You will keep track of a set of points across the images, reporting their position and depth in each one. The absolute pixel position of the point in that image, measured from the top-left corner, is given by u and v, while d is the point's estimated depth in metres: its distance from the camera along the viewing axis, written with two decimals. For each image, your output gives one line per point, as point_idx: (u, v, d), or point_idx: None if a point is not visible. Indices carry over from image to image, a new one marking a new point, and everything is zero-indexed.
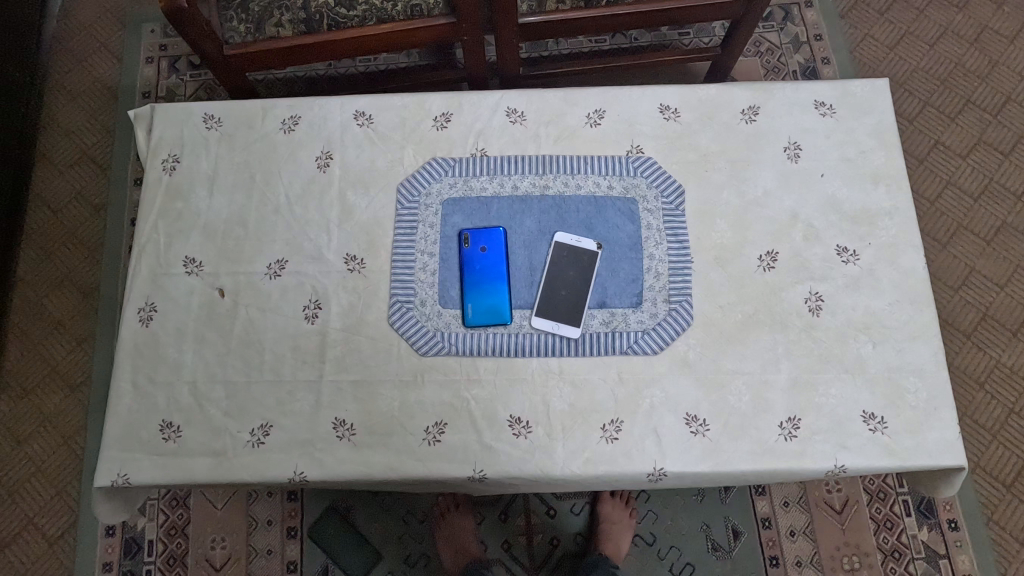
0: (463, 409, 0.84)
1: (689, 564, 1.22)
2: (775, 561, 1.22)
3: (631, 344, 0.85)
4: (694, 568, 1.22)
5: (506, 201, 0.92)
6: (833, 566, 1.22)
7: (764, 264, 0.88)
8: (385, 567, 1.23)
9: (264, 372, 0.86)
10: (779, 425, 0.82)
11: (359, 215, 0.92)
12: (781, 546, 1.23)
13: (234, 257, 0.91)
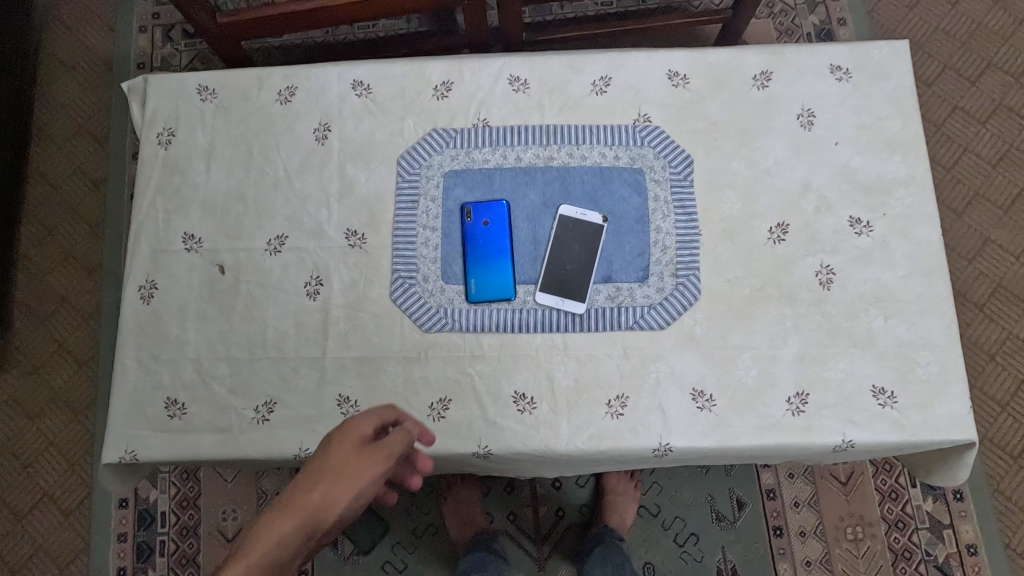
0: (467, 385, 0.83)
1: (693, 535, 1.24)
2: (779, 532, 1.23)
3: (636, 319, 0.84)
4: (698, 538, 1.23)
5: (509, 174, 0.90)
6: (837, 536, 1.23)
7: (774, 237, 0.86)
8: (394, 537, 1.25)
9: (268, 349, 0.85)
10: (787, 400, 0.81)
11: (359, 189, 0.90)
12: (785, 517, 1.24)
13: (233, 233, 0.89)
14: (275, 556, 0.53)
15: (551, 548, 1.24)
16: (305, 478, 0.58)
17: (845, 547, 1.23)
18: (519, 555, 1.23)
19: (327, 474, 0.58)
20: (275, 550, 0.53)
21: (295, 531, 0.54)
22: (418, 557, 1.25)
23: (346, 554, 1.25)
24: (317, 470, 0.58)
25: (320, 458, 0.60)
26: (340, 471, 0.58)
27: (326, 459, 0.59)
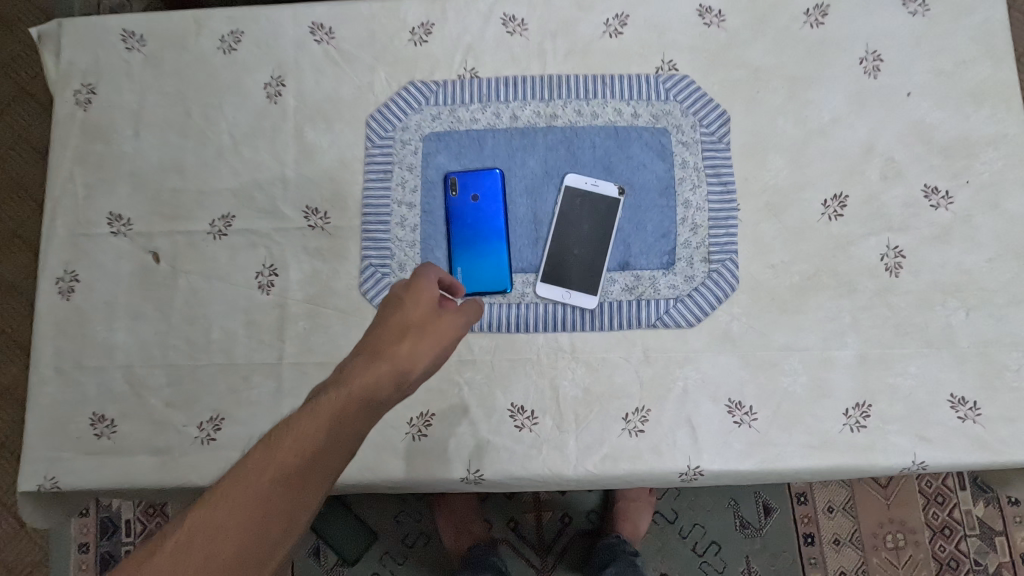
0: (453, 396, 0.68)
1: (714, 544, 1.11)
2: (810, 539, 1.10)
3: (660, 315, 0.69)
4: (720, 547, 1.11)
5: (504, 137, 0.74)
6: (877, 544, 1.10)
7: (830, 213, 0.70)
8: (381, 547, 1.13)
9: (213, 353, 0.71)
10: (844, 413, 0.66)
11: (321, 158, 0.74)
12: (818, 524, 1.11)
13: (169, 212, 0.74)
14: (371, 396, 0.45)
15: (555, 558, 1.12)
16: (390, 323, 0.49)
17: (884, 557, 1.10)
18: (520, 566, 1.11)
19: (412, 323, 0.49)
20: (371, 390, 0.45)
21: (389, 375, 0.46)
22: (408, 568, 1.13)
23: (329, 565, 1.13)
24: (399, 319, 0.49)
25: (398, 306, 0.50)
26: (423, 322, 0.49)
27: (403, 312, 0.49)
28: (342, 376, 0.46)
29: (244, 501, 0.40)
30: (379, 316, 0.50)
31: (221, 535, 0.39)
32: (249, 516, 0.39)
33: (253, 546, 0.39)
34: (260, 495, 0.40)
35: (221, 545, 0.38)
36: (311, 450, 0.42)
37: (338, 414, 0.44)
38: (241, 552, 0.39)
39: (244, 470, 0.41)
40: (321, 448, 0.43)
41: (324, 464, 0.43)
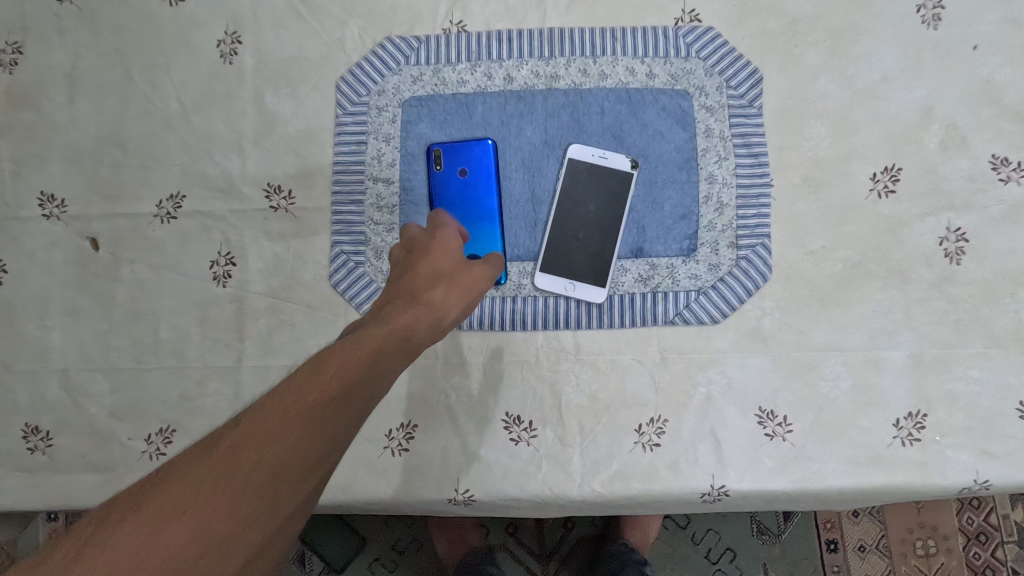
0: (439, 404, 0.59)
1: (729, 551, 1.02)
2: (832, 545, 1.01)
3: (679, 310, 0.59)
4: (735, 555, 1.02)
5: (497, 102, 0.63)
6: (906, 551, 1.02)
7: (880, 190, 0.59)
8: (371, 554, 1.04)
9: (161, 355, 0.61)
10: (894, 424, 0.57)
11: (285, 128, 0.64)
12: (841, 529, 1.02)
13: (110, 191, 0.64)
14: (410, 333, 0.41)
15: (558, 564, 1.03)
16: (420, 267, 0.47)
17: (913, 564, 1.02)
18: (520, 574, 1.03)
19: (443, 269, 0.47)
20: (409, 327, 0.41)
21: (425, 315, 0.43)
22: None
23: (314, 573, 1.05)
24: (428, 264, 0.47)
25: (426, 252, 0.48)
26: (453, 267, 0.48)
27: (432, 260, 0.47)
28: (374, 318, 0.42)
29: (282, 422, 0.32)
30: (405, 265, 0.48)
31: (255, 459, 0.30)
32: (287, 442, 0.31)
33: (291, 479, 0.31)
34: (302, 417, 0.33)
35: (253, 475, 0.30)
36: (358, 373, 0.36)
37: (379, 346, 0.39)
38: (277, 487, 0.31)
39: (276, 395, 0.34)
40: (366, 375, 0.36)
41: (368, 392, 0.36)
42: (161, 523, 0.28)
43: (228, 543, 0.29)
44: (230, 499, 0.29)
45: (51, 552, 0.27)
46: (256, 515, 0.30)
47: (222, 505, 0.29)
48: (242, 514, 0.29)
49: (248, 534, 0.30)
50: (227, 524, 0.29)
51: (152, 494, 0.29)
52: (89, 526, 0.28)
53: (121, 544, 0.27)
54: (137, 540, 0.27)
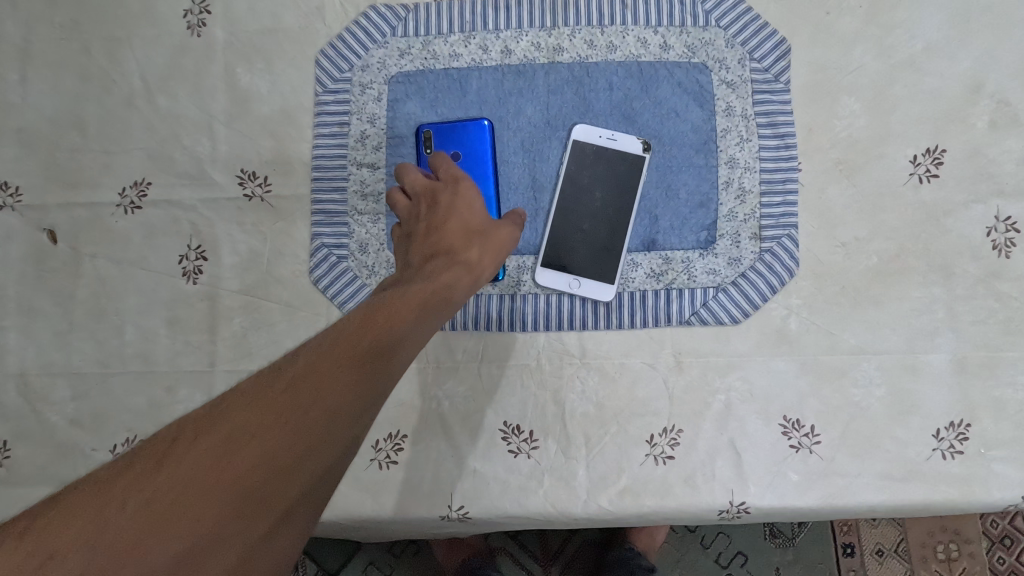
0: (431, 413, 0.54)
1: (742, 555, 0.90)
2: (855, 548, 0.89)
3: (696, 308, 0.53)
4: (750, 560, 0.89)
5: (493, 78, 0.57)
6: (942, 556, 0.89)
7: (920, 174, 0.53)
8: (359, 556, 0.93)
9: (127, 359, 0.56)
10: (935, 436, 0.51)
11: (259, 108, 0.58)
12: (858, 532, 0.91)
13: (68, 178, 0.58)
14: (449, 292, 0.42)
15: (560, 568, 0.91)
16: (454, 223, 0.47)
17: None
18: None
19: (475, 227, 0.47)
20: (450, 288, 0.42)
21: (464, 274, 0.44)
22: None
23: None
24: (461, 221, 0.47)
25: (457, 209, 0.47)
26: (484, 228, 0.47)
27: (466, 214, 0.47)
28: (414, 274, 0.43)
29: (336, 366, 0.32)
30: (433, 220, 0.47)
31: (312, 401, 0.31)
32: (341, 385, 0.32)
33: (343, 420, 0.31)
34: (352, 362, 0.33)
35: (309, 415, 0.30)
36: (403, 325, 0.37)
37: (423, 302, 0.40)
38: (331, 428, 0.31)
39: (330, 337, 0.35)
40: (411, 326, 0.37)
41: (411, 346, 0.37)
42: (225, 452, 0.29)
43: (284, 475, 0.29)
44: (287, 436, 0.30)
45: (126, 465, 0.28)
46: (310, 451, 0.30)
47: (280, 440, 0.29)
48: (296, 450, 0.30)
49: (302, 469, 0.30)
50: (284, 458, 0.29)
51: (217, 421, 0.30)
52: (160, 444, 0.29)
53: (188, 467, 0.28)
54: (203, 465, 0.28)
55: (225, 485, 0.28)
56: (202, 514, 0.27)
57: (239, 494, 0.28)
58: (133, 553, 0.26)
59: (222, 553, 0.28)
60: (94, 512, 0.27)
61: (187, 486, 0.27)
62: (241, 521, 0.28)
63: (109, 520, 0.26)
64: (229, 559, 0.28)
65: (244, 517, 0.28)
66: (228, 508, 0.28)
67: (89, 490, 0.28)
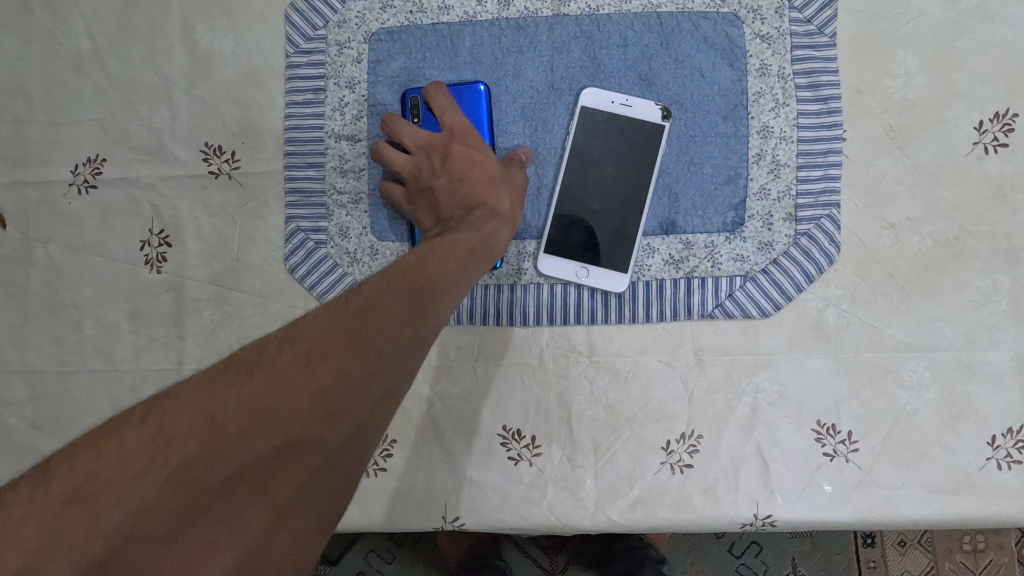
0: (422, 416, 0.48)
1: (755, 544, 0.68)
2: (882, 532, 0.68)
3: (721, 299, 0.47)
4: (762, 550, 0.68)
5: (490, 34, 0.49)
6: (981, 547, 0.67)
7: (987, 143, 0.46)
8: (368, 542, 0.71)
9: (86, 357, 0.50)
10: (991, 444, 0.45)
11: (223, 72, 0.51)
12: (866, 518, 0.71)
13: (13, 154, 0.51)
14: (490, 238, 0.41)
15: (568, 556, 0.69)
16: (478, 171, 0.44)
17: None
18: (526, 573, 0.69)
19: (497, 172, 0.45)
20: (494, 238, 0.41)
21: (503, 224, 0.42)
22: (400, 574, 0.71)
23: None
24: (481, 167, 0.44)
25: (474, 158, 0.44)
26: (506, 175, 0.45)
27: (487, 158, 0.45)
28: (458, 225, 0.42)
29: (397, 299, 0.32)
30: (453, 172, 0.44)
31: (380, 327, 0.31)
32: (400, 315, 0.32)
33: (405, 345, 0.31)
34: (412, 297, 0.33)
35: (378, 336, 0.31)
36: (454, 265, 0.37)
37: (469, 248, 0.39)
38: (396, 352, 0.31)
39: (383, 277, 0.34)
40: (461, 265, 0.37)
41: (460, 287, 0.37)
42: (306, 366, 0.29)
43: (360, 392, 0.29)
44: (359, 356, 0.30)
45: (219, 372, 0.29)
46: (381, 371, 0.30)
47: (351, 360, 0.29)
48: (364, 373, 0.29)
49: (374, 388, 0.30)
50: (354, 379, 0.29)
51: (299, 338, 0.30)
52: (248, 357, 0.30)
53: (275, 377, 0.28)
54: (289, 376, 0.29)
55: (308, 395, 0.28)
56: (288, 419, 0.28)
57: (321, 403, 0.28)
58: (232, 449, 0.27)
59: (306, 457, 0.28)
60: (196, 408, 0.27)
61: (273, 393, 0.28)
62: (322, 430, 0.28)
63: (212, 417, 0.27)
64: (311, 464, 0.28)
65: (325, 427, 0.28)
66: (310, 416, 0.28)
67: (188, 390, 0.28)
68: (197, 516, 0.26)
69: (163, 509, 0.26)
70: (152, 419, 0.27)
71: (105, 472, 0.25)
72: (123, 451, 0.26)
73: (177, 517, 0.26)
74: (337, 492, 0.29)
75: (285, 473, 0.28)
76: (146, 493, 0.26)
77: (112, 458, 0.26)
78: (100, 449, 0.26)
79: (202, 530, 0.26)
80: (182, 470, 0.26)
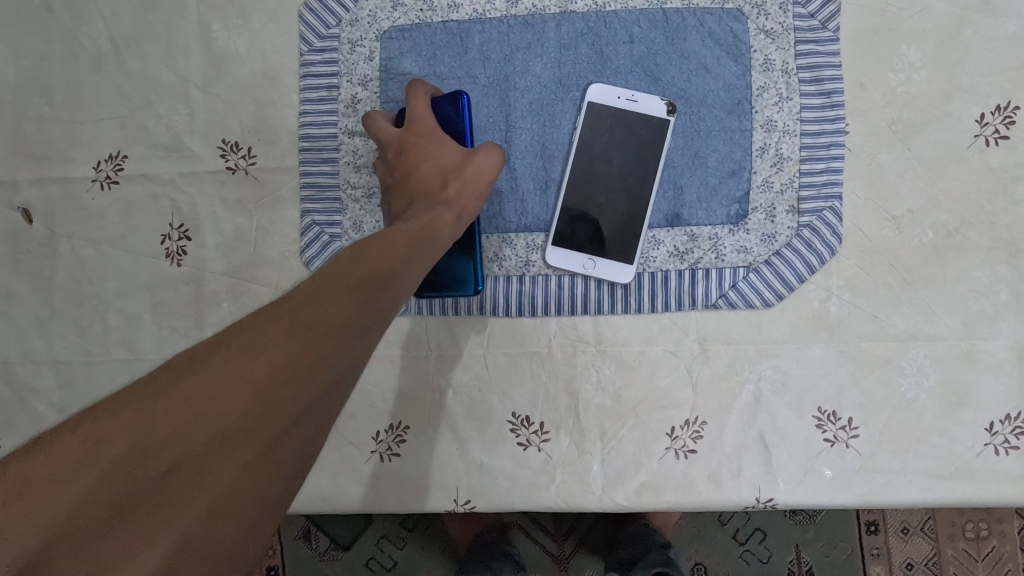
0: (434, 403, 0.50)
1: (759, 531, 0.70)
2: (885, 520, 0.69)
3: (723, 290, 0.48)
4: (766, 537, 0.69)
5: (498, 31, 0.50)
6: (984, 535, 0.68)
7: (988, 135, 0.46)
8: (382, 528, 0.72)
9: (110, 346, 0.52)
10: (989, 431, 0.46)
11: (239, 70, 0.52)
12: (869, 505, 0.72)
13: (38, 151, 0.53)
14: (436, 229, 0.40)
15: (575, 542, 0.71)
16: (427, 165, 0.44)
17: None
18: (535, 558, 0.71)
19: (448, 164, 0.44)
20: (435, 227, 0.40)
21: (445, 210, 0.41)
22: (413, 559, 0.72)
23: (321, 552, 0.73)
24: (432, 161, 0.44)
25: (425, 152, 0.44)
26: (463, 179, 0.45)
27: (436, 151, 0.44)
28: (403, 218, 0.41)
29: (336, 291, 0.32)
30: (403, 168, 0.44)
31: (319, 316, 0.30)
32: (342, 306, 0.31)
33: (349, 334, 0.31)
34: (352, 289, 0.32)
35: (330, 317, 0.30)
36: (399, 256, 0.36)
37: (408, 243, 0.37)
38: (345, 334, 0.30)
39: (324, 273, 0.33)
40: (406, 256, 0.36)
41: (405, 279, 0.36)
42: (242, 357, 0.27)
43: (309, 373, 0.28)
44: (299, 344, 0.29)
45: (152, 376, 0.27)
46: (322, 359, 0.29)
47: (292, 347, 0.28)
48: (307, 358, 0.28)
49: (316, 375, 0.29)
50: (297, 365, 0.28)
51: (236, 334, 0.29)
52: (182, 359, 0.28)
53: (211, 372, 0.27)
54: (224, 369, 0.27)
55: (261, 373, 0.27)
56: (227, 409, 0.26)
57: (260, 391, 0.27)
58: (168, 443, 0.25)
59: (246, 446, 0.27)
60: (135, 406, 0.26)
61: (229, 372, 0.27)
62: (264, 417, 0.27)
63: (146, 416, 0.26)
64: (253, 450, 0.27)
65: (267, 414, 0.27)
66: (264, 392, 0.27)
67: (123, 393, 0.26)
68: (132, 510, 0.24)
69: (97, 506, 0.24)
70: (87, 424, 0.25)
71: (40, 473, 0.24)
72: (57, 454, 0.24)
73: (111, 513, 0.24)
74: (286, 475, 0.28)
75: (241, 448, 0.27)
76: (78, 491, 0.24)
77: (47, 461, 0.24)
78: (36, 453, 0.25)
79: (140, 523, 0.24)
80: (117, 465, 0.25)
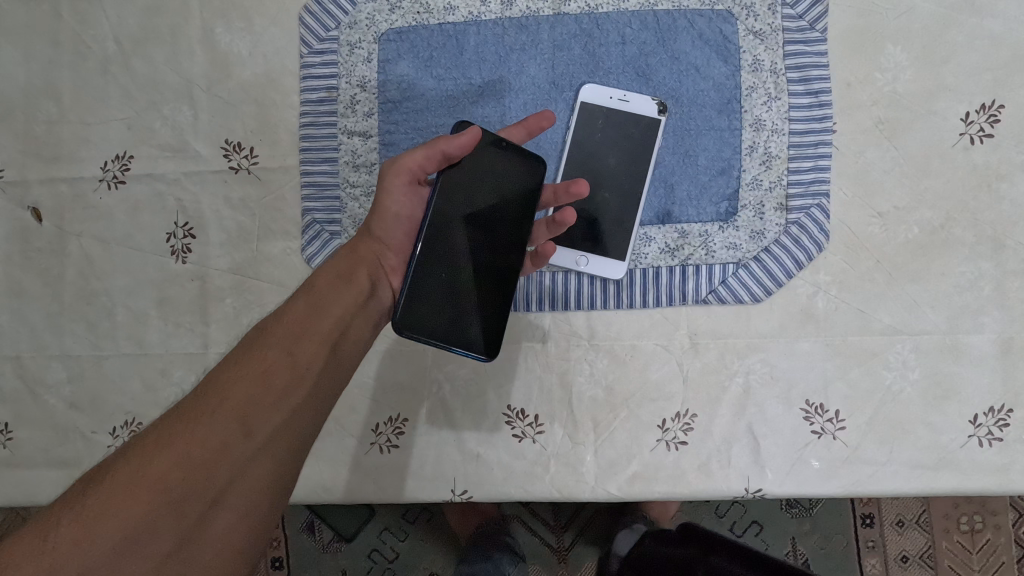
0: (431, 395, 0.51)
1: (755, 524, 0.71)
2: (880, 512, 0.70)
3: (713, 287, 0.49)
4: (763, 531, 0.71)
5: (493, 33, 0.51)
6: (978, 527, 0.69)
7: (973, 134, 0.47)
8: (384, 519, 0.74)
9: (119, 341, 0.53)
10: (974, 423, 0.47)
11: (241, 72, 0.54)
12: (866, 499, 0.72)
13: (47, 152, 0.55)
14: (356, 274, 0.42)
15: (574, 535, 0.72)
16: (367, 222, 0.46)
17: None
18: (534, 550, 0.72)
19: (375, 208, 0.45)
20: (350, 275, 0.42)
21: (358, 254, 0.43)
22: (413, 550, 0.73)
23: (325, 544, 0.74)
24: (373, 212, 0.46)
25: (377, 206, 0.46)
26: (427, 210, 0.44)
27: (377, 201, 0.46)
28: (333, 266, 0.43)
29: (238, 374, 0.35)
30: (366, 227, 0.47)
31: (219, 404, 0.34)
32: (243, 387, 0.35)
33: (255, 409, 0.34)
34: (255, 369, 0.36)
35: (244, 389, 0.34)
36: (306, 321, 0.38)
37: (315, 304, 0.39)
38: (249, 411, 0.34)
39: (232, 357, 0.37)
40: (314, 318, 0.39)
41: (319, 340, 0.38)
42: (146, 457, 0.32)
43: (218, 454, 0.33)
44: (200, 434, 0.33)
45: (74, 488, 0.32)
46: (227, 442, 0.33)
47: (193, 436, 0.33)
48: (214, 440, 0.33)
49: (227, 457, 0.33)
50: (203, 449, 0.32)
51: (144, 436, 0.33)
52: (95, 471, 0.32)
53: (118, 478, 0.31)
54: (132, 470, 0.31)
55: (176, 458, 0.32)
56: (138, 505, 0.30)
57: (165, 484, 0.31)
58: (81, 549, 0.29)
59: (163, 533, 0.31)
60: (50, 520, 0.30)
61: (145, 464, 0.31)
62: (176, 503, 0.31)
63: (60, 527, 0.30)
64: (174, 535, 0.31)
65: (183, 500, 0.31)
66: (186, 472, 0.32)
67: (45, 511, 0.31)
68: None
69: None
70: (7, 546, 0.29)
71: None
72: None
73: None
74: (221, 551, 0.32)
75: (163, 535, 0.31)
76: None
77: None
78: None
79: None
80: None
